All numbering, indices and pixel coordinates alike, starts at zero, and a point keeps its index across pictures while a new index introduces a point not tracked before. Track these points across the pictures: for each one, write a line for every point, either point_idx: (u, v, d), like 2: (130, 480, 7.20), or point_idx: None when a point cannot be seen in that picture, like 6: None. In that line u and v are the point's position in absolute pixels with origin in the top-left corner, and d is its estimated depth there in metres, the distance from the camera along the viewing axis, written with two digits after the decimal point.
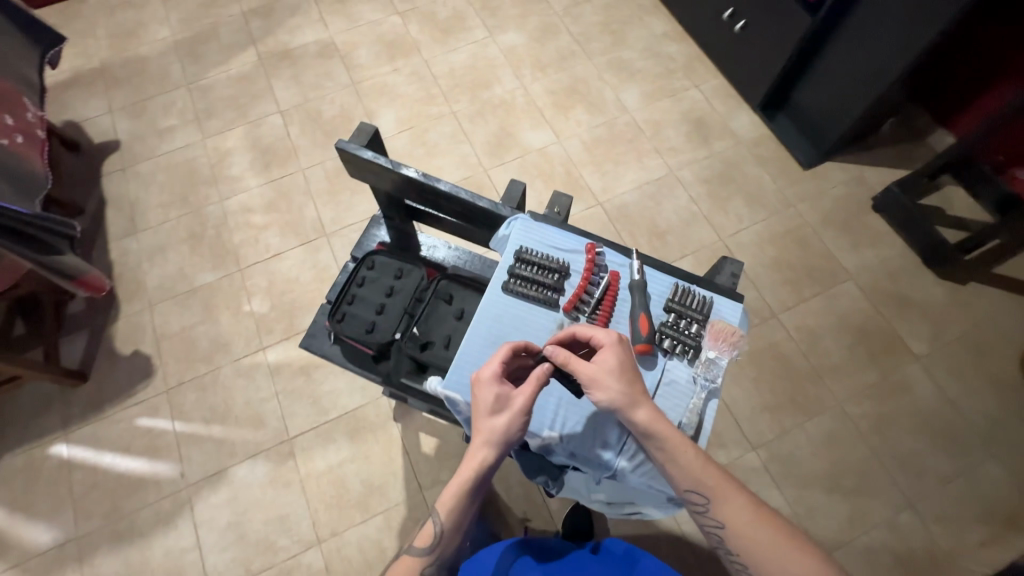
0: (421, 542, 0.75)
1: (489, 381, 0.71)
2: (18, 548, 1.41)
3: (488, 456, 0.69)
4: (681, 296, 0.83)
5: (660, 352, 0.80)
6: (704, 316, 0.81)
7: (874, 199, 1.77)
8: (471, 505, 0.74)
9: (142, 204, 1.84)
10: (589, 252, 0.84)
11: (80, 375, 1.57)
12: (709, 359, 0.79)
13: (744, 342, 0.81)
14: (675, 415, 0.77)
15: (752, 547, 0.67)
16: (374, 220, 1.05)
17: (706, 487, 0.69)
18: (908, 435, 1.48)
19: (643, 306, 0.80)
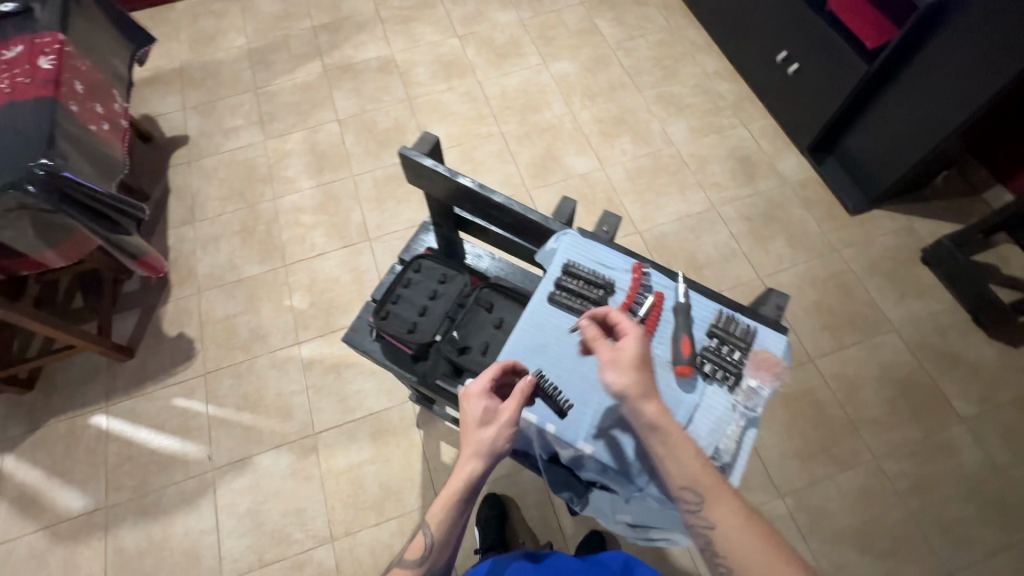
0: (411, 555, 0.72)
1: (478, 394, 0.72)
2: (51, 511, 1.47)
3: (477, 468, 0.70)
4: (724, 322, 0.83)
5: (700, 376, 0.79)
6: (747, 344, 0.81)
7: (923, 250, 1.72)
8: (462, 518, 0.72)
9: (202, 196, 1.95)
10: (635, 272, 0.86)
11: (127, 351, 1.65)
12: (750, 388, 0.78)
13: (786, 374, 0.80)
14: (712, 441, 0.75)
15: (740, 553, 0.63)
16: (423, 226, 1.09)
17: (701, 485, 0.65)
18: (949, 500, 1.41)
19: (686, 328, 0.80)
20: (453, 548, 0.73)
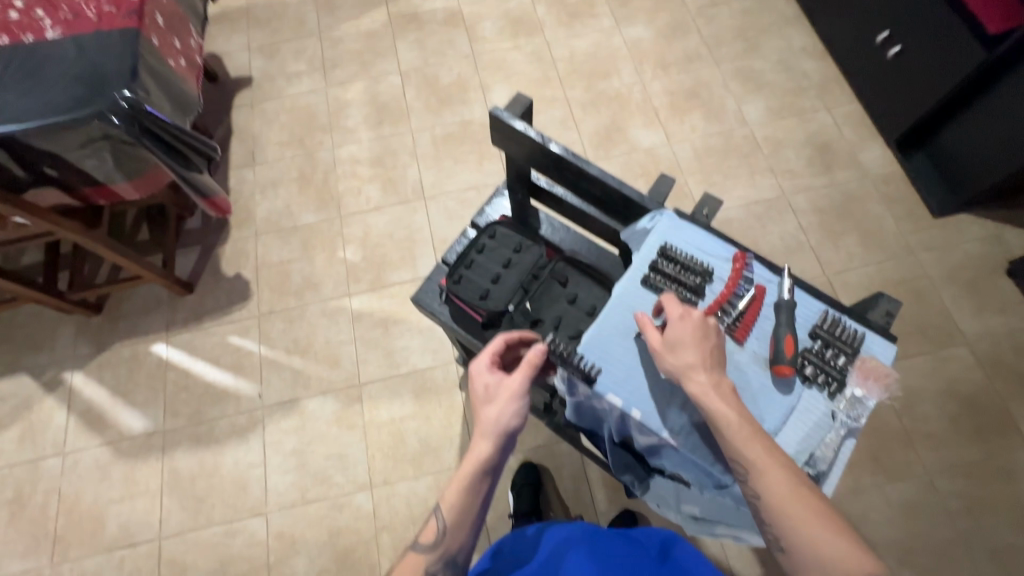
0: (425, 538, 0.72)
1: (483, 371, 0.78)
2: (115, 429, 1.57)
3: (485, 446, 0.72)
4: (830, 325, 0.79)
5: (800, 379, 0.77)
6: (854, 350, 0.77)
7: (1011, 261, 1.60)
8: (477, 500, 0.72)
9: (263, 140, 1.96)
10: (737, 261, 0.82)
11: (188, 287, 1.70)
12: (854, 397, 0.75)
13: (894, 384, 0.76)
14: (806, 447, 0.74)
15: (790, 524, 0.60)
16: (497, 191, 1.07)
17: (742, 456, 0.64)
18: (1003, 525, 1.35)
19: (789, 328, 0.77)
20: (469, 532, 0.72)
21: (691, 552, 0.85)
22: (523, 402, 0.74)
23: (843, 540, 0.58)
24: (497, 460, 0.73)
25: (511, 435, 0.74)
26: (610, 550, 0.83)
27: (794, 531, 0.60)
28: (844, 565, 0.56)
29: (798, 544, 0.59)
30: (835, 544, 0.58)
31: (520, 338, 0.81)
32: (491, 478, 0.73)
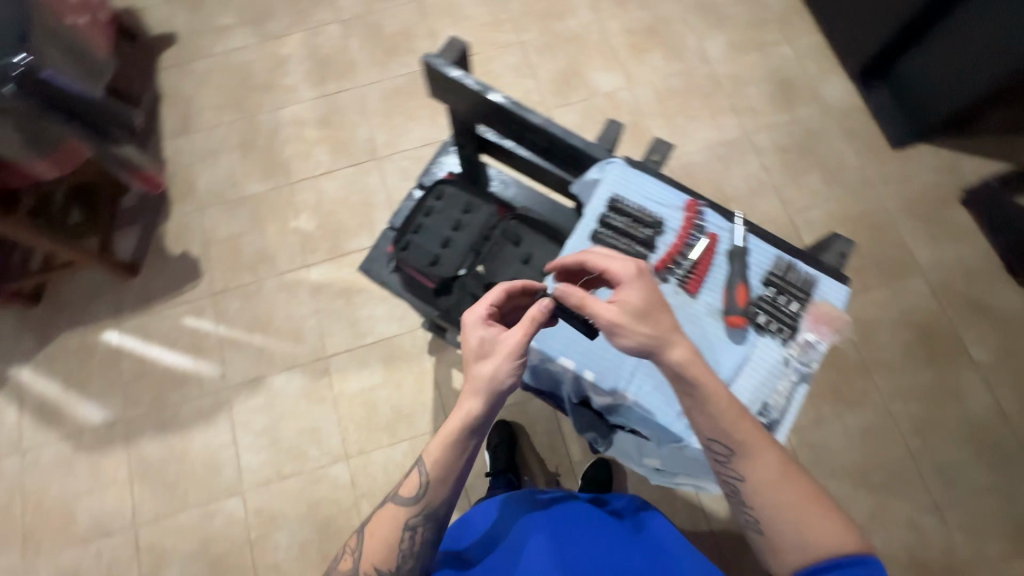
0: (406, 491, 0.71)
1: (479, 321, 0.70)
2: (72, 421, 1.51)
3: (475, 404, 0.68)
4: (783, 270, 0.79)
5: (753, 328, 0.77)
6: (807, 295, 0.78)
7: (965, 190, 1.63)
8: (462, 456, 0.70)
9: (196, 104, 1.81)
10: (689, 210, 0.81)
11: (132, 269, 1.60)
12: (807, 342, 0.76)
13: (844, 327, 0.78)
14: (760, 396, 0.75)
15: (772, 504, 0.63)
16: (444, 148, 1.02)
17: (731, 439, 0.65)
18: (952, 443, 1.43)
19: (741, 276, 0.78)
20: (452, 487, 0.71)
21: (670, 533, 0.80)
22: (521, 361, 0.68)
23: (824, 518, 0.61)
24: (486, 419, 0.69)
25: (502, 394, 0.69)
26: (584, 539, 0.77)
27: (775, 512, 0.63)
28: (825, 543, 0.61)
29: (782, 527, 0.62)
30: (820, 524, 0.61)
31: (522, 287, 0.73)
32: (479, 437, 0.70)
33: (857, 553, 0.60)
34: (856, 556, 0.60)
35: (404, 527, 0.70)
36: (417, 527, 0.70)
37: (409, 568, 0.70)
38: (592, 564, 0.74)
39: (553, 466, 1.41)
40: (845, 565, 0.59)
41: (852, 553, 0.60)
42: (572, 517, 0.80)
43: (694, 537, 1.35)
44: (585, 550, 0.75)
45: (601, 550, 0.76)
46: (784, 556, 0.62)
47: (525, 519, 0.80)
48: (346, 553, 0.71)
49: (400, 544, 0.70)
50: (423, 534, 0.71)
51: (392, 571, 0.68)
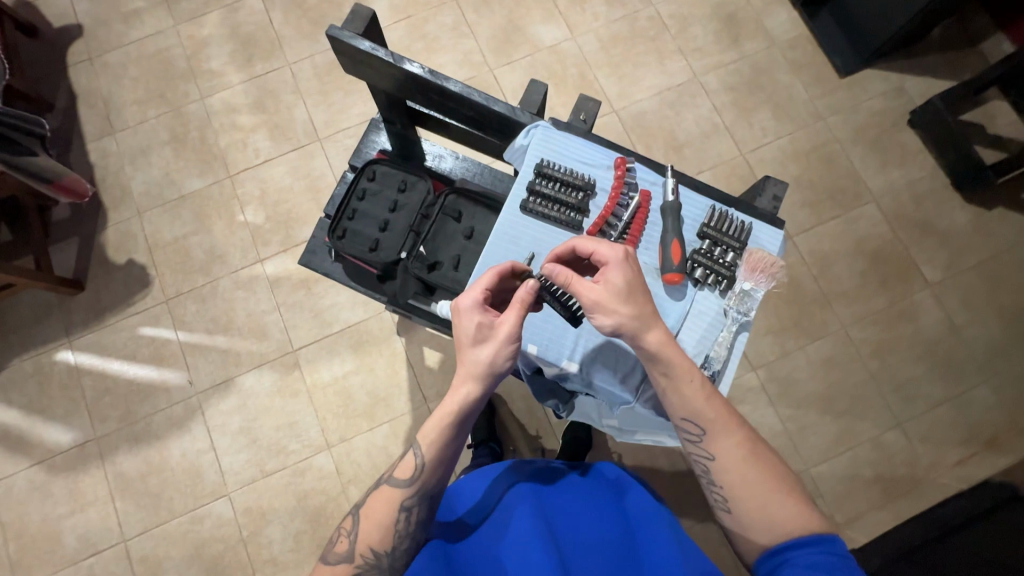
0: (401, 474, 0.71)
1: (472, 306, 0.70)
2: (41, 446, 1.47)
3: (472, 389, 0.68)
4: (717, 222, 0.81)
5: (691, 282, 0.80)
6: (741, 245, 0.80)
7: (911, 112, 1.64)
8: (456, 439, 0.71)
9: (116, 101, 1.69)
10: (619, 168, 0.81)
11: (76, 284, 1.53)
12: (743, 291, 0.78)
13: (782, 272, 0.79)
14: (703, 348, 0.78)
15: (738, 482, 0.66)
16: (374, 125, 1.03)
17: (704, 418, 0.68)
18: (909, 361, 1.50)
19: (675, 233, 0.78)
20: (446, 468, 0.72)
21: (653, 506, 0.78)
22: (516, 346, 0.69)
23: (788, 498, 0.65)
24: (480, 403, 0.70)
25: (497, 378, 0.70)
26: (571, 518, 0.76)
27: (742, 489, 0.66)
28: (789, 521, 0.63)
29: (748, 504, 0.65)
30: (784, 503, 0.64)
31: (512, 270, 0.73)
32: (472, 420, 0.72)
33: (823, 533, 0.62)
34: (823, 536, 0.62)
35: (399, 510, 0.70)
36: (412, 508, 0.71)
37: (403, 548, 0.70)
38: (582, 544, 0.72)
39: (534, 429, 1.44)
40: (811, 543, 0.61)
41: (818, 533, 0.62)
42: (560, 496, 0.79)
43: (674, 480, 1.40)
44: (573, 528, 0.74)
45: (588, 526, 0.74)
46: (750, 533, 0.65)
47: (515, 490, 0.77)
48: (341, 536, 0.70)
49: (395, 526, 0.70)
50: (418, 514, 0.71)
51: (388, 552, 0.69)
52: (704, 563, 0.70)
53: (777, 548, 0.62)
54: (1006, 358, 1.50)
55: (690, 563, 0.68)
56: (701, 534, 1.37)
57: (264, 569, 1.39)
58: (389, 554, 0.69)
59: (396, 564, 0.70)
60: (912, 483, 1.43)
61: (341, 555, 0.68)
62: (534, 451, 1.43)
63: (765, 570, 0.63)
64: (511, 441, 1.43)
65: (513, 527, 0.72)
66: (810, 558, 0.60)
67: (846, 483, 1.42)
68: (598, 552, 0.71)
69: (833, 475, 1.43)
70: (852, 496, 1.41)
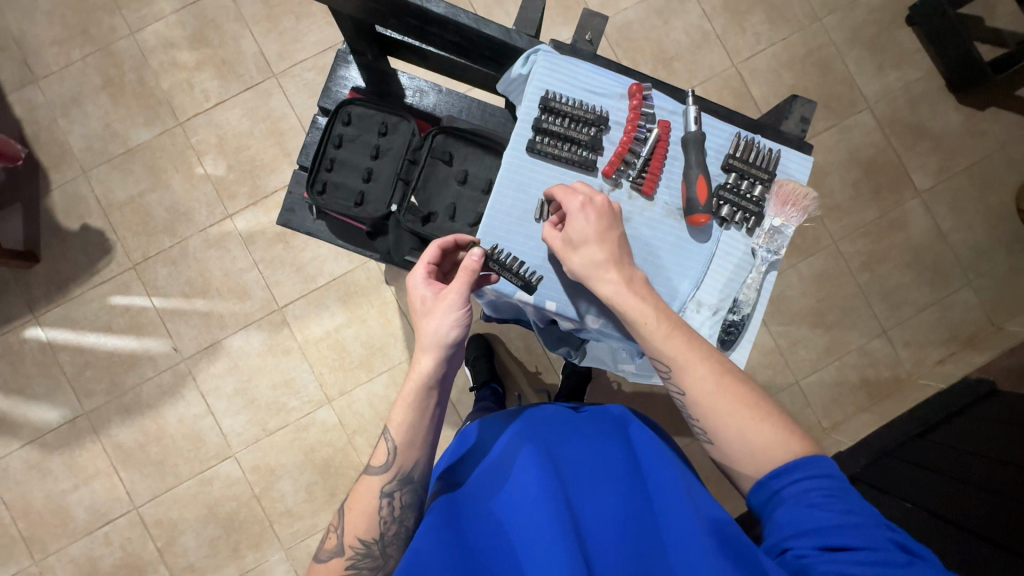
0: (377, 462, 0.68)
1: (417, 283, 0.71)
2: (29, 426, 1.42)
3: (427, 361, 0.67)
4: (743, 152, 0.78)
5: (716, 222, 0.78)
6: (770, 176, 0.78)
7: (910, 9, 1.53)
8: (426, 416, 0.69)
9: (31, 42, 1.47)
10: (634, 98, 0.77)
11: (31, 256, 1.41)
12: (773, 228, 0.77)
13: (813, 204, 0.78)
14: (730, 292, 0.78)
15: (711, 414, 0.65)
16: (343, 59, 0.94)
17: (665, 356, 0.67)
18: (895, 270, 1.52)
19: (700, 168, 0.75)
20: (422, 447, 0.69)
21: (660, 444, 0.74)
22: (463, 310, 0.68)
23: (766, 426, 0.63)
24: (442, 374, 0.68)
25: (454, 347, 0.68)
26: (575, 454, 0.72)
27: (720, 424, 0.64)
28: (768, 447, 0.63)
29: (727, 431, 0.64)
30: (759, 429, 0.63)
31: (456, 242, 0.73)
32: (439, 393, 0.69)
33: (809, 456, 0.62)
34: (809, 457, 0.62)
35: (380, 496, 0.68)
36: (395, 493, 0.68)
37: (393, 533, 0.67)
38: (585, 474, 0.69)
39: (534, 365, 1.44)
40: (801, 467, 0.61)
41: (805, 456, 0.62)
42: (566, 435, 0.75)
43: (672, 402, 1.44)
44: (580, 464, 0.70)
45: (594, 461, 0.71)
46: (737, 466, 0.64)
47: (514, 434, 0.75)
48: (330, 531, 0.68)
49: (380, 513, 0.67)
50: (402, 499, 0.69)
51: (376, 540, 0.66)
52: (713, 508, 0.66)
53: (765, 478, 0.62)
54: (988, 260, 1.53)
55: (696, 506, 0.65)
56: (698, 449, 1.44)
57: (282, 520, 1.43)
58: (378, 540, 0.66)
59: (390, 550, 0.67)
60: (894, 386, 1.50)
61: (332, 550, 0.66)
62: (533, 386, 1.45)
63: (759, 501, 0.63)
64: (513, 380, 1.44)
65: (517, 471, 0.69)
66: (802, 485, 0.60)
67: (834, 391, 1.49)
68: (605, 484, 0.68)
69: (822, 384, 1.49)
70: (838, 402, 1.48)
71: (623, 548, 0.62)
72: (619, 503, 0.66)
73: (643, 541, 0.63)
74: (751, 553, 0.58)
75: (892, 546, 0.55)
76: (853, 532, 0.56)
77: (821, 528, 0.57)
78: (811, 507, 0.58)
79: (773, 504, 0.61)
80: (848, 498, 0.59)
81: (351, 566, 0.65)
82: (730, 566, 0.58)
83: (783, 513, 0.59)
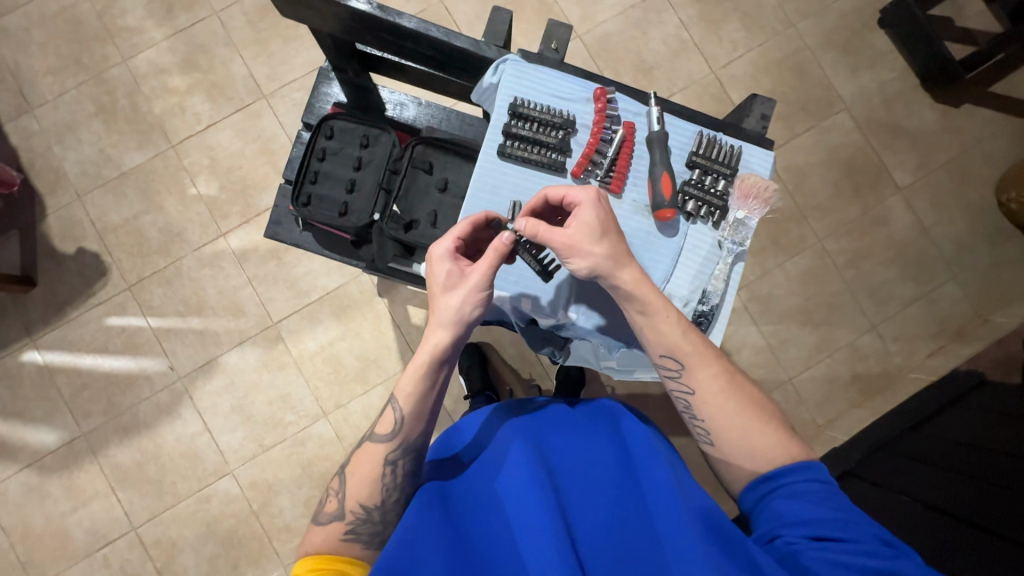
0: (381, 429, 0.71)
1: (442, 258, 0.69)
2: (27, 449, 1.43)
3: (442, 336, 0.69)
4: (706, 148, 0.81)
5: (683, 216, 0.81)
6: (733, 171, 0.81)
7: (881, 11, 1.58)
8: (434, 389, 0.71)
9: (26, 72, 1.51)
10: (598, 101, 0.79)
11: (27, 281, 1.43)
12: (738, 220, 0.80)
13: (774, 196, 0.80)
14: (700, 284, 0.80)
15: (718, 413, 0.68)
16: (325, 76, 0.98)
17: (682, 353, 0.69)
18: (881, 266, 1.54)
19: (664, 165, 0.78)
20: (428, 421, 0.72)
21: (649, 435, 0.73)
22: (485, 295, 0.69)
23: (767, 428, 0.67)
24: (452, 351, 0.70)
25: (467, 326, 0.70)
26: (565, 447, 0.72)
27: (725, 425, 0.67)
28: (768, 449, 0.65)
29: (731, 431, 0.67)
30: (763, 431, 0.66)
31: (487, 219, 0.72)
32: (447, 369, 0.71)
33: (803, 459, 0.65)
34: (807, 461, 0.64)
35: (383, 464, 0.70)
36: (397, 461, 0.70)
37: (393, 501, 0.70)
38: (575, 467, 0.70)
39: (528, 372, 1.46)
40: (800, 468, 0.63)
41: (804, 461, 0.64)
42: (555, 429, 0.75)
43: (666, 404, 1.45)
44: (570, 458, 0.71)
45: (585, 454, 0.71)
46: (735, 466, 0.67)
47: (508, 426, 0.75)
48: (331, 495, 0.70)
49: (382, 479, 0.70)
50: (404, 467, 0.71)
51: (377, 506, 0.69)
52: (700, 498, 0.66)
53: (772, 472, 0.64)
54: (972, 253, 1.55)
55: (685, 497, 0.65)
56: (694, 450, 1.44)
57: (281, 536, 1.42)
58: (378, 507, 0.69)
59: (390, 515, 0.70)
60: (885, 381, 1.51)
61: (332, 513, 0.68)
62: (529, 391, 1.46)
63: (752, 501, 0.65)
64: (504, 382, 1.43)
65: (506, 467, 0.69)
66: (794, 485, 0.62)
67: (826, 388, 1.50)
68: (592, 480, 0.68)
69: (814, 381, 1.50)
70: (831, 399, 1.49)
71: (609, 542, 0.63)
72: (608, 498, 0.67)
73: (631, 534, 0.64)
74: (739, 539, 0.59)
75: (879, 541, 0.57)
76: (839, 524, 0.58)
77: (810, 519, 0.59)
78: (803, 501, 0.61)
79: (765, 502, 0.63)
80: (837, 498, 0.61)
81: (350, 530, 0.68)
82: (720, 557, 0.58)
83: (777, 504, 0.62)
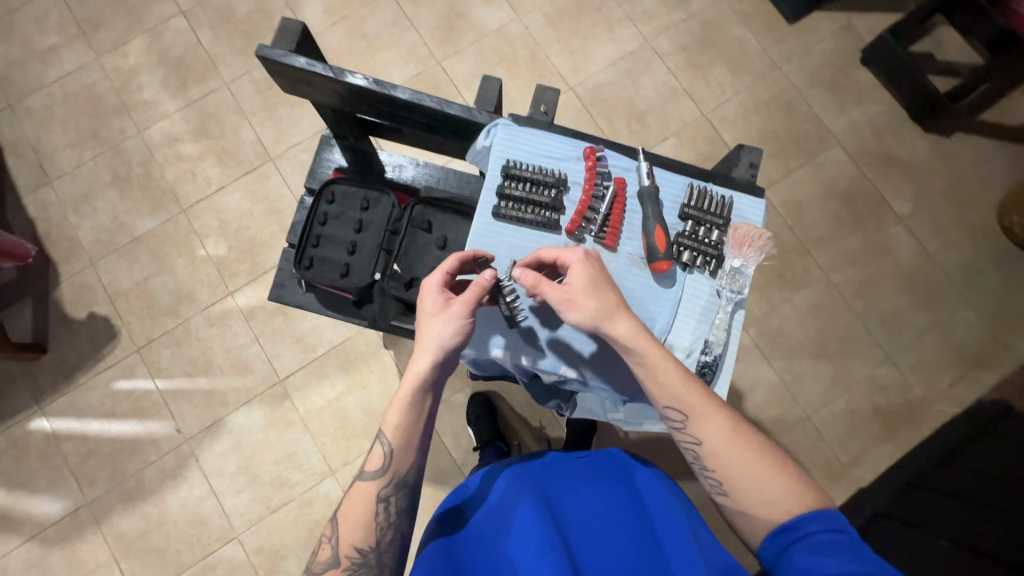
0: (371, 467, 0.68)
1: (430, 289, 0.72)
2: (30, 521, 1.40)
3: (423, 363, 0.68)
4: (698, 200, 0.82)
5: (680, 267, 0.82)
6: (726, 221, 0.82)
7: (862, 51, 1.64)
8: (422, 417, 0.69)
9: (46, 148, 1.58)
10: (589, 159, 0.82)
11: (38, 348, 1.44)
12: (735, 269, 0.80)
13: (769, 243, 0.81)
14: (701, 335, 0.80)
15: (728, 461, 0.64)
16: (326, 143, 1.03)
17: (684, 404, 0.67)
18: (889, 294, 1.52)
19: (657, 219, 0.79)
20: (419, 451, 0.69)
21: (666, 494, 0.71)
22: (467, 321, 0.69)
23: (781, 474, 0.62)
24: (436, 379, 0.69)
25: (451, 355, 0.70)
26: (577, 504, 0.70)
27: (734, 475, 0.63)
28: (780, 500, 0.61)
29: (743, 480, 0.63)
30: (774, 480, 0.62)
31: (471, 256, 0.74)
32: (434, 396, 0.70)
33: (818, 508, 0.60)
34: (815, 511, 0.60)
35: (375, 501, 0.67)
36: (390, 498, 0.68)
37: (388, 541, 0.67)
38: (585, 526, 0.67)
39: (537, 421, 1.43)
40: (807, 520, 0.59)
41: (815, 508, 0.60)
42: (566, 486, 0.73)
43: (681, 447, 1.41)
44: (582, 517, 0.68)
45: (596, 513, 0.69)
46: (751, 517, 0.62)
47: (513, 484, 0.73)
48: (323, 543, 0.66)
49: (375, 520, 0.67)
50: (398, 503, 0.69)
51: (372, 549, 0.65)
52: (720, 563, 0.63)
53: (785, 524, 0.60)
54: (981, 278, 1.54)
55: (705, 562, 0.62)
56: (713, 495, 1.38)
57: None
58: (374, 548, 0.65)
59: (386, 558, 0.66)
60: (908, 413, 1.45)
61: (326, 562, 0.65)
62: (538, 442, 1.43)
63: (772, 555, 0.60)
64: (514, 433, 1.41)
65: (517, 529, 0.66)
66: (808, 538, 0.58)
67: (847, 424, 1.45)
68: (608, 541, 0.66)
69: (833, 418, 1.45)
70: (852, 435, 1.44)
71: None
72: (625, 558, 0.64)
73: None
74: None
75: None
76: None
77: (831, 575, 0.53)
78: (821, 559, 0.55)
79: (784, 559, 0.59)
80: (866, 555, 0.55)
81: None
82: None
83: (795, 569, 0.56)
